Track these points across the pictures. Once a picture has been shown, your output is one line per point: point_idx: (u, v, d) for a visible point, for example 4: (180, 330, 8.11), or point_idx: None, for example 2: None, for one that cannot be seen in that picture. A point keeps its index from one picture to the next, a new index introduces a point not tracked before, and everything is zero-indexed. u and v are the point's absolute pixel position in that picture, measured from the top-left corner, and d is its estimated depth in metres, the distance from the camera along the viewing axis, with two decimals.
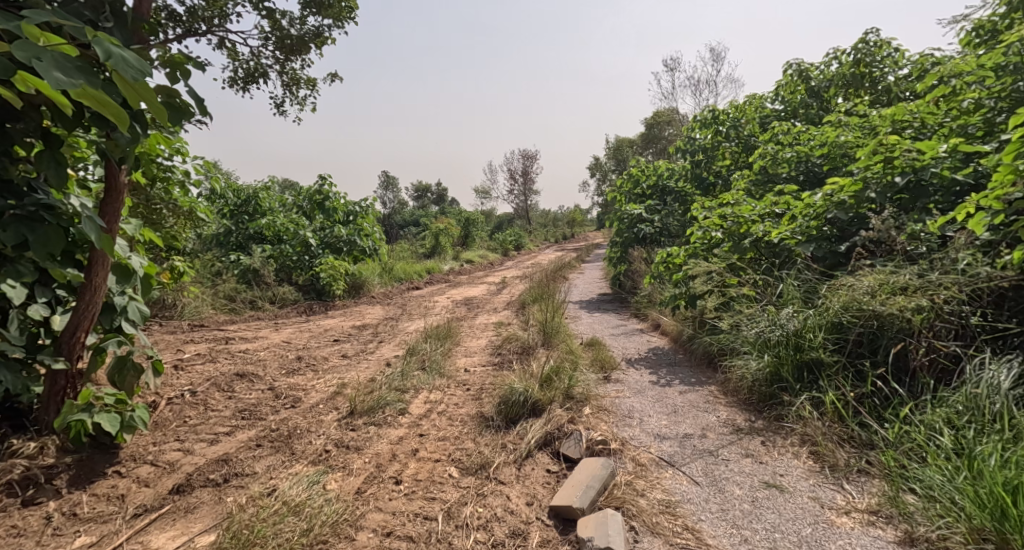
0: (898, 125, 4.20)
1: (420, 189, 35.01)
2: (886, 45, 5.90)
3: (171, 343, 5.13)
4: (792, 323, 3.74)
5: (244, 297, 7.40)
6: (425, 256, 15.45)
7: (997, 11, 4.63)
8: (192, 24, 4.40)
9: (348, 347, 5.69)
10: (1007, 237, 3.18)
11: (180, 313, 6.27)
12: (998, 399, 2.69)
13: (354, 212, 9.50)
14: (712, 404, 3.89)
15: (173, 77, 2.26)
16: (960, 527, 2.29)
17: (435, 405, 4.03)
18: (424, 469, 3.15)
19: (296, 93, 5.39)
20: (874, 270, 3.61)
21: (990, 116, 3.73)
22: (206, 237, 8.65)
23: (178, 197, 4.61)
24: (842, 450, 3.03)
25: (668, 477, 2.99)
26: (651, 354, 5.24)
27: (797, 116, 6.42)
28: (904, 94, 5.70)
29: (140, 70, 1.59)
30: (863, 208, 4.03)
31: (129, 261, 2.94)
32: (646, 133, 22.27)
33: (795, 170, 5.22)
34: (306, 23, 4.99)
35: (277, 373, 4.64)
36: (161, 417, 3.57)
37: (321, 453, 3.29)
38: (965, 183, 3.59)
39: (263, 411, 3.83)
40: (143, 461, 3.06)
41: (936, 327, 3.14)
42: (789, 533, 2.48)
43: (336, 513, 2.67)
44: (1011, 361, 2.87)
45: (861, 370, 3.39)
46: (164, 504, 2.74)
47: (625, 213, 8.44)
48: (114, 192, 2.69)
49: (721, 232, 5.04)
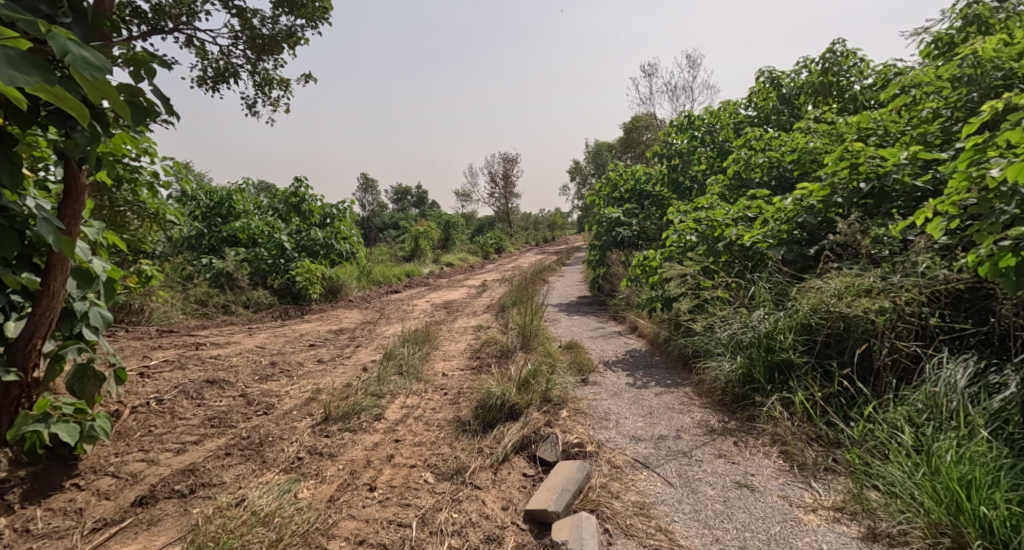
0: (863, 133, 4.31)
1: (400, 193, 34.87)
2: (852, 56, 6.05)
3: (137, 350, 5.01)
4: (763, 324, 3.82)
5: (217, 301, 7.26)
6: (404, 259, 15.36)
7: (955, 24, 4.78)
8: (158, 22, 4.35)
9: (325, 351, 5.63)
10: (963, 241, 3.27)
11: (148, 319, 6.14)
12: (955, 397, 2.76)
13: (331, 215, 9.42)
14: (688, 404, 3.95)
15: (137, 76, 2.21)
16: (919, 522, 2.36)
17: (412, 410, 4.01)
18: (399, 475, 3.13)
19: (269, 94, 5.35)
20: (840, 273, 3.71)
21: (947, 126, 3.83)
22: (177, 239, 8.46)
23: (146, 198, 4.52)
24: (810, 449, 3.09)
25: (643, 478, 3.02)
26: (628, 355, 5.30)
27: (770, 122, 6.57)
28: (870, 102, 5.84)
29: (99, 68, 1.56)
30: (832, 213, 4.14)
31: (91, 265, 2.84)
32: (625, 137, 22.50)
33: (767, 175, 5.33)
34: (278, 23, 4.95)
35: (249, 379, 4.56)
36: (125, 426, 3.49)
37: (294, 461, 3.24)
38: (925, 189, 3.73)
39: (234, 419, 3.76)
40: (104, 473, 2.98)
41: (898, 328, 3.23)
42: (759, 532, 2.52)
43: (307, 523, 2.63)
44: (968, 360, 2.95)
45: (828, 370, 3.48)
46: (125, 517, 2.67)
47: (603, 216, 8.51)
48: (74, 193, 2.60)
49: (695, 235, 5.11)
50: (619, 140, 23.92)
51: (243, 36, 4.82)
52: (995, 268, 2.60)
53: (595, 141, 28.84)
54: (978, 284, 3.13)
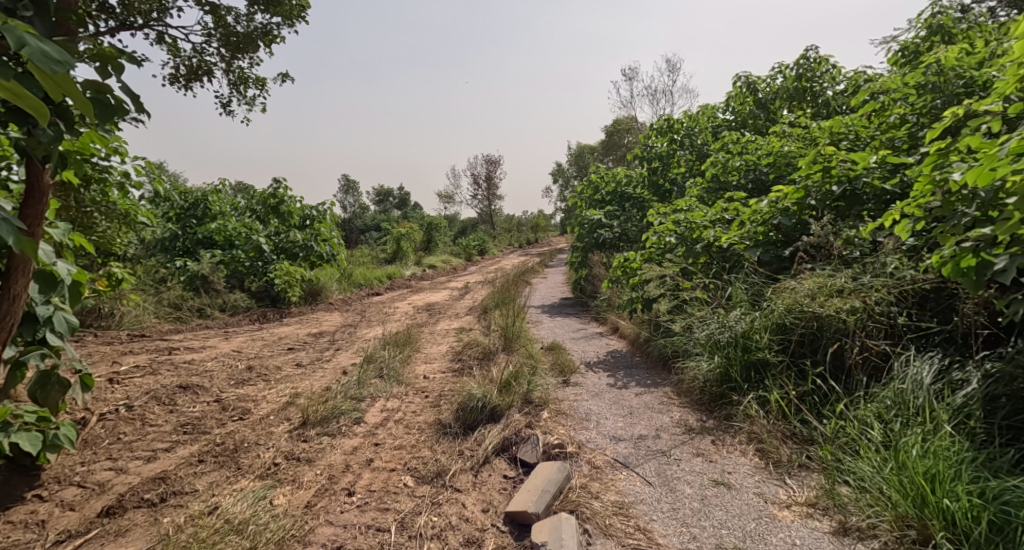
0: (835, 138, 4.35)
1: (382, 194, 34.56)
2: (825, 62, 6.17)
3: (107, 355, 4.89)
4: (740, 324, 3.87)
5: (191, 305, 7.11)
6: (386, 261, 15.21)
7: (921, 33, 4.90)
8: (127, 17, 4.28)
9: (303, 355, 5.57)
10: (929, 242, 3.36)
11: (118, 323, 6.00)
12: (921, 393, 2.82)
13: (310, 217, 9.27)
14: (667, 404, 3.98)
15: (104, 71, 2.12)
16: (887, 515, 2.42)
17: (392, 414, 3.98)
18: (378, 479, 3.10)
19: (244, 92, 5.30)
20: (814, 274, 3.79)
21: (913, 131, 3.93)
22: (149, 242, 8.21)
23: (116, 199, 4.43)
24: (785, 446, 3.14)
25: (622, 478, 3.04)
26: (609, 356, 5.34)
27: (746, 126, 6.68)
28: (842, 108, 5.99)
29: (61, 62, 1.51)
30: (806, 215, 4.22)
31: (55, 268, 2.76)
32: (607, 139, 22.77)
33: (744, 178, 5.43)
34: (253, 21, 4.90)
35: (225, 384, 4.48)
36: (92, 434, 3.41)
37: (270, 467, 3.19)
38: (894, 192, 3.81)
39: (208, 425, 3.69)
40: (69, 483, 2.91)
41: (869, 327, 3.30)
42: (735, 529, 2.55)
43: (283, 530, 2.60)
44: (933, 358, 3.03)
45: (802, 369, 3.53)
46: (91, 528, 2.61)
47: (585, 218, 8.53)
48: (37, 193, 2.43)
49: (675, 237, 5.15)
50: (600, 143, 24.09)
51: (217, 33, 4.76)
52: (957, 268, 2.67)
53: (577, 144, 29.07)
54: (942, 284, 3.21)
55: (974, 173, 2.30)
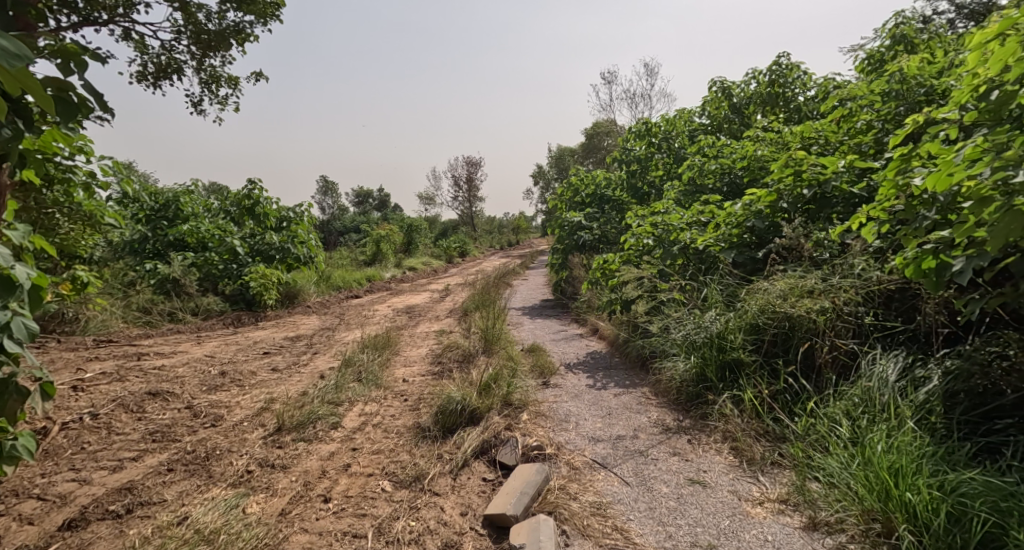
0: (806, 142, 4.41)
1: (361, 194, 34.20)
2: (797, 68, 6.31)
3: (71, 362, 4.75)
4: (715, 325, 3.92)
5: (161, 309, 6.97)
6: (366, 263, 15.06)
7: (886, 42, 5.02)
8: (92, 13, 4.17)
9: (280, 359, 5.48)
10: (892, 245, 3.45)
11: (83, 328, 5.85)
12: (887, 391, 2.89)
13: (287, 218, 9.08)
14: (645, 404, 4.02)
15: (66, 68, 2.06)
16: (853, 510, 2.47)
17: (370, 418, 3.94)
18: (355, 485, 3.06)
19: (215, 91, 5.20)
20: (786, 275, 3.85)
21: (879, 136, 4.04)
22: (118, 243, 8.00)
23: (81, 200, 4.31)
24: (758, 444, 3.19)
25: (600, 478, 3.05)
26: (589, 358, 5.36)
27: (722, 131, 6.78)
28: (813, 113, 6.12)
29: (18, 56, 1.46)
30: (778, 217, 4.28)
31: (13, 272, 2.62)
32: (587, 142, 22.98)
33: (719, 181, 5.49)
34: (225, 18, 4.81)
35: (196, 390, 4.39)
36: (54, 445, 3.32)
37: (242, 474, 3.13)
38: (861, 196, 3.91)
39: (178, 432, 3.62)
40: (28, 496, 2.84)
41: (838, 327, 3.36)
42: (709, 527, 2.59)
43: (255, 538, 2.55)
44: (898, 356, 3.10)
45: (774, 369, 3.59)
46: (51, 542, 2.54)
47: (565, 220, 8.54)
48: None
49: (652, 239, 5.20)
50: (580, 145, 24.17)
51: (186, 31, 4.68)
52: (919, 269, 2.74)
53: (557, 146, 29.16)
54: (907, 284, 3.29)
55: (932, 179, 2.37)
